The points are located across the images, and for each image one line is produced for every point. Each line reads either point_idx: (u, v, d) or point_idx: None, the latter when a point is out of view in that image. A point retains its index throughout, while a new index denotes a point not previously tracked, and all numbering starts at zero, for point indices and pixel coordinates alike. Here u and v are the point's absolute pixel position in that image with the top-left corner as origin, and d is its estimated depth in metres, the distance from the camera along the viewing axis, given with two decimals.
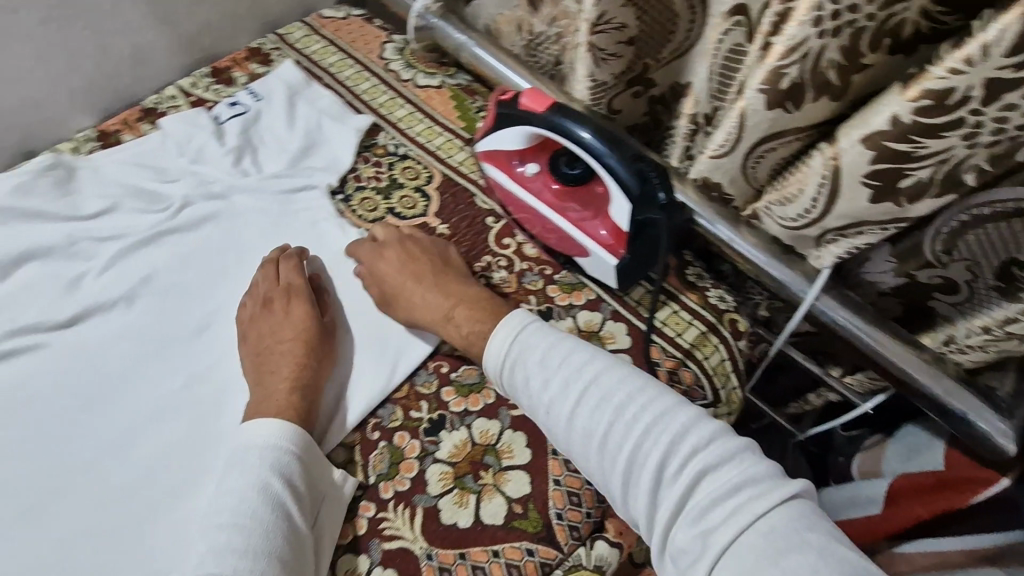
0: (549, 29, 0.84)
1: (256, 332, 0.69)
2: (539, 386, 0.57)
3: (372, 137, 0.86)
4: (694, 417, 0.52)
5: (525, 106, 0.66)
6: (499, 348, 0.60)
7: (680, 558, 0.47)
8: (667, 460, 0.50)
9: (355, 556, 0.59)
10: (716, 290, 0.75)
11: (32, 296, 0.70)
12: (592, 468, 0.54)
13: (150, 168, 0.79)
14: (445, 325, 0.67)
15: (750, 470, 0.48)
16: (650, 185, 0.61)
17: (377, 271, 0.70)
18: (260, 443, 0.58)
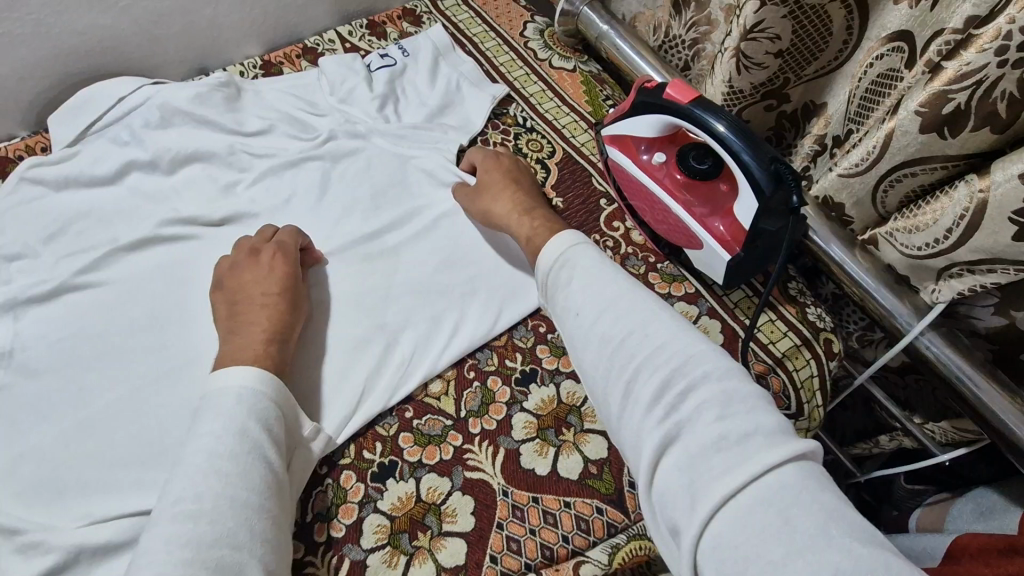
0: (685, 34, 0.88)
1: (236, 284, 0.68)
2: (578, 288, 0.56)
3: (504, 106, 0.91)
4: (705, 352, 0.49)
5: (670, 96, 0.69)
6: (556, 248, 0.60)
7: (668, 500, 0.43)
8: (671, 383, 0.48)
9: (438, 477, 0.62)
10: (815, 308, 0.76)
11: (190, 191, 0.77)
12: (597, 375, 0.53)
13: (304, 100, 0.85)
14: (517, 217, 0.70)
15: (759, 420, 0.44)
16: (785, 186, 0.63)
17: (488, 175, 0.76)
18: (233, 387, 0.55)
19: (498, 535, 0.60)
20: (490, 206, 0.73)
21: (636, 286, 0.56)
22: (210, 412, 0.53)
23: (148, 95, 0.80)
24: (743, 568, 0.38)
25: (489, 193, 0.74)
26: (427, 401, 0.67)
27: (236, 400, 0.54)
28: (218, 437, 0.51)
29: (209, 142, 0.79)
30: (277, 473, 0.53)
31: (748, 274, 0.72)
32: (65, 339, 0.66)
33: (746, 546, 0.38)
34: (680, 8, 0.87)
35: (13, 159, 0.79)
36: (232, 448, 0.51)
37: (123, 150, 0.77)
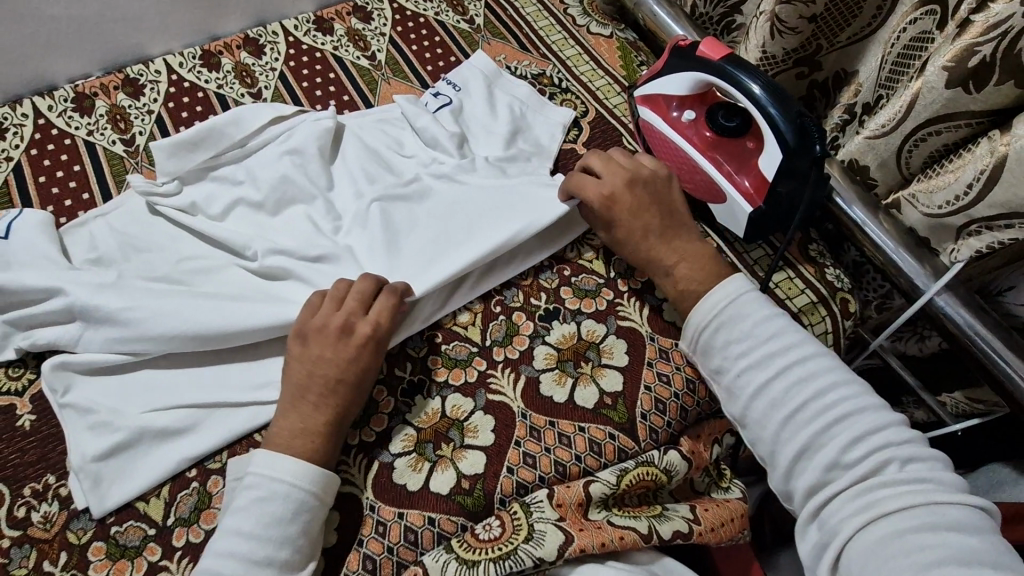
0: (713, 11, 0.93)
1: (317, 349, 0.61)
2: (742, 353, 0.58)
3: (541, 67, 0.95)
4: (877, 412, 0.54)
5: (702, 54, 0.73)
6: (712, 307, 0.61)
7: (829, 520, 0.51)
8: (854, 445, 0.52)
9: (462, 397, 0.67)
10: (834, 269, 0.78)
11: (290, 232, 0.73)
12: (763, 433, 0.57)
13: (393, 140, 0.82)
14: (664, 280, 0.67)
15: (929, 471, 0.50)
16: (808, 139, 0.66)
17: (623, 222, 0.69)
18: (280, 484, 0.55)
19: (515, 451, 0.64)
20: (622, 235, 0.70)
21: (808, 341, 0.58)
22: (249, 506, 0.54)
23: (275, 138, 0.79)
24: (888, 564, 0.46)
25: (620, 219, 0.69)
26: (455, 329, 0.71)
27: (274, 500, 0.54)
28: (257, 540, 0.53)
29: (302, 176, 0.76)
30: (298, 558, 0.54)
31: (769, 233, 0.74)
32: (140, 327, 0.63)
33: (890, 548, 0.47)
34: None
35: (89, 95, 0.86)
36: (269, 554, 0.53)
37: (235, 188, 0.75)
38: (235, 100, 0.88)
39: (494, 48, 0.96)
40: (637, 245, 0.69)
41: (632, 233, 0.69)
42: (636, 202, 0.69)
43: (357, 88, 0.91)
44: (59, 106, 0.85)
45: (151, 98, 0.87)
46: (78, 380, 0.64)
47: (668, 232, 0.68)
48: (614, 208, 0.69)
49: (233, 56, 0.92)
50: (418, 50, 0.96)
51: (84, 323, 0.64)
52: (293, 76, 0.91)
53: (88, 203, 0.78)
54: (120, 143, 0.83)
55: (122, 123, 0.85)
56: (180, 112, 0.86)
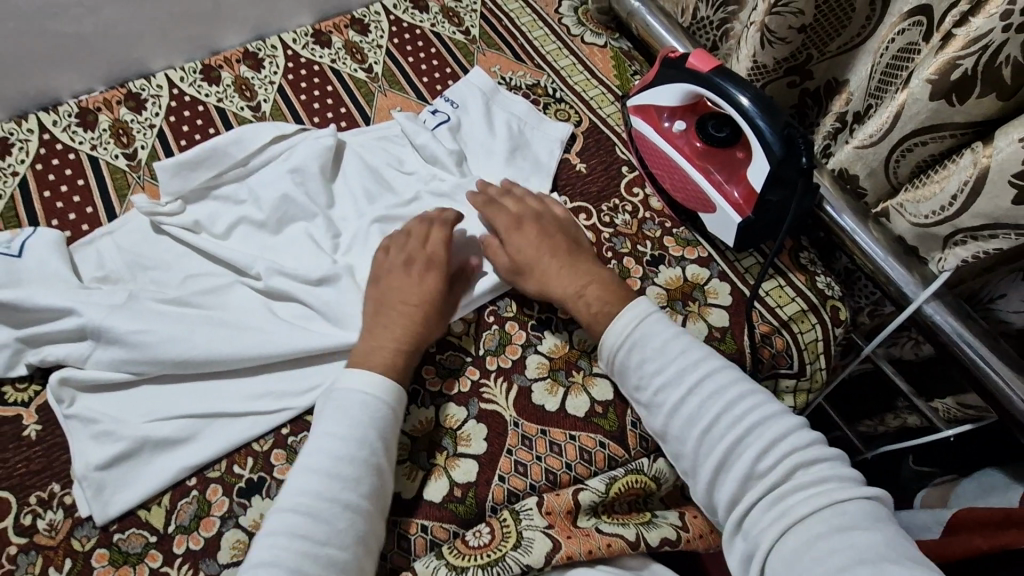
0: (713, 14, 0.93)
1: (387, 284, 0.69)
2: (654, 370, 0.60)
3: (535, 77, 0.96)
4: (781, 418, 0.56)
5: (691, 65, 0.74)
6: (622, 328, 0.63)
7: (752, 534, 0.52)
8: (764, 455, 0.54)
9: (455, 406, 0.68)
10: (825, 277, 0.79)
11: (293, 249, 0.76)
12: (684, 450, 0.58)
13: (393, 156, 0.85)
14: (576, 301, 0.68)
15: (831, 471, 0.53)
16: (796, 150, 0.68)
17: (521, 250, 0.71)
18: (359, 395, 0.60)
19: (507, 459, 0.65)
20: (526, 259, 0.71)
21: (713, 355, 0.61)
22: (334, 417, 0.59)
23: (276, 156, 0.81)
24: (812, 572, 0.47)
25: (523, 245, 0.71)
26: (449, 338, 0.73)
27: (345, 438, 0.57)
28: (331, 462, 0.56)
29: (303, 196, 0.79)
30: (366, 506, 0.56)
31: (758, 241, 0.75)
32: (149, 345, 0.65)
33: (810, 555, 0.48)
34: None
35: (93, 110, 0.88)
36: (351, 472, 0.56)
37: (238, 207, 0.78)
38: (235, 114, 0.90)
39: (488, 59, 0.98)
40: (547, 267, 0.70)
41: (541, 264, 0.71)
42: (542, 227, 0.72)
43: (353, 100, 0.93)
44: (63, 121, 0.87)
45: (152, 112, 0.89)
46: (83, 391, 0.66)
47: (573, 257, 0.71)
48: (519, 227, 0.73)
49: (233, 70, 0.94)
50: (414, 62, 0.97)
51: (95, 342, 0.66)
52: (291, 89, 0.93)
53: (91, 216, 0.80)
54: (123, 157, 0.85)
55: (124, 138, 0.87)
56: (181, 126, 0.88)
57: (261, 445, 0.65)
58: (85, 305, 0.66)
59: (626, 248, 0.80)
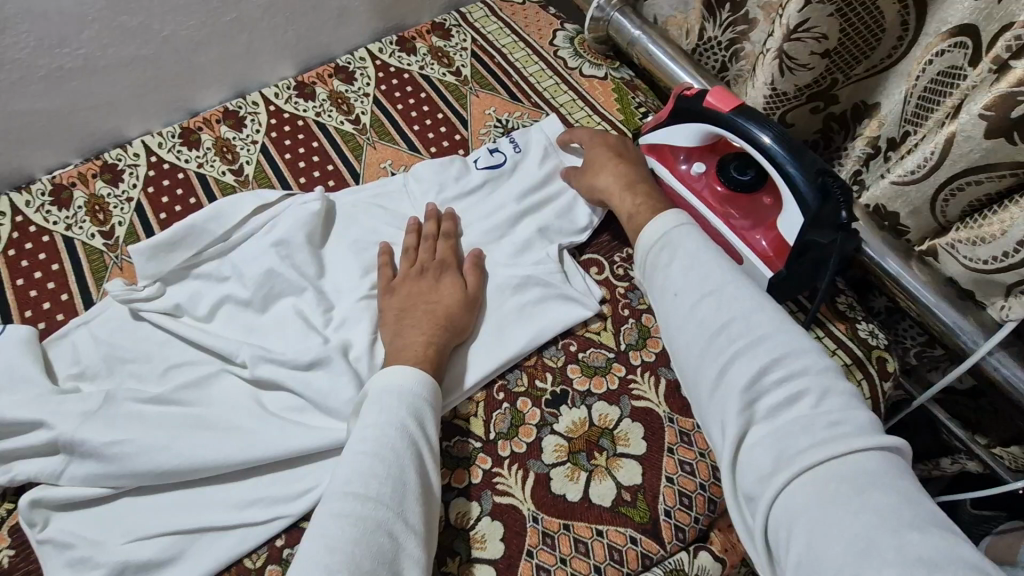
0: (722, 35, 0.85)
1: (406, 290, 0.69)
2: (679, 271, 0.57)
3: (534, 117, 0.90)
4: (807, 346, 0.50)
5: (710, 105, 0.66)
6: (655, 233, 0.61)
7: (753, 468, 0.46)
8: (774, 371, 0.49)
9: (466, 501, 0.61)
10: (867, 324, 0.71)
11: (281, 330, 0.70)
12: (690, 358, 0.54)
13: (385, 216, 0.79)
14: (621, 204, 0.70)
15: (850, 412, 0.46)
16: (833, 202, 0.60)
17: (594, 156, 0.75)
18: (397, 388, 0.58)
19: (528, 563, 0.58)
20: (595, 165, 0.74)
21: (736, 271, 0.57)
22: (371, 421, 0.55)
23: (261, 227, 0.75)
24: (817, 527, 0.40)
25: (596, 148, 0.75)
26: (456, 422, 0.66)
27: (381, 441, 0.54)
28: (349, 487, 0.51)
29: (289, 269, 0.72)
30: (387, 545, 0.49)
31: (792, 293, 0.68)
32: (127, 457, 0.59)
33: (817, 511, 0.41)
34: (714, 10, 0.84)
35: (67, 187, 0.83)
36: (373, 496, 0.50)
37: (221, 285, 0.72)
38: (216, 180, 0.85)
39: (482, 101, 0.92)
40: (604, 172, 0.73)
41: (600, 161, 0.74)
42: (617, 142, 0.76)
43: (341, 155, 0.87)
44: (36, 201, 0.82)
45: (130, 184, 0.84)
46: (58, 510, 0.60)
47: (634, 168, 0.72)
48: (595, 138, 0.76)
49: (213, 131, 0.88)
50: (404, 109, 0.91)
51: (68, 456, 0.60)
52: (275, 148, 0.87)
53: (66, 304, 0.75)
54: (99, 236, 0.80)
55: (100, 214, 0.81)
56: (160, 197, 0.83)
57: (254, 560, 0.59)
58: (58, 416, 0.61)
59: (643, 304, 0.73)
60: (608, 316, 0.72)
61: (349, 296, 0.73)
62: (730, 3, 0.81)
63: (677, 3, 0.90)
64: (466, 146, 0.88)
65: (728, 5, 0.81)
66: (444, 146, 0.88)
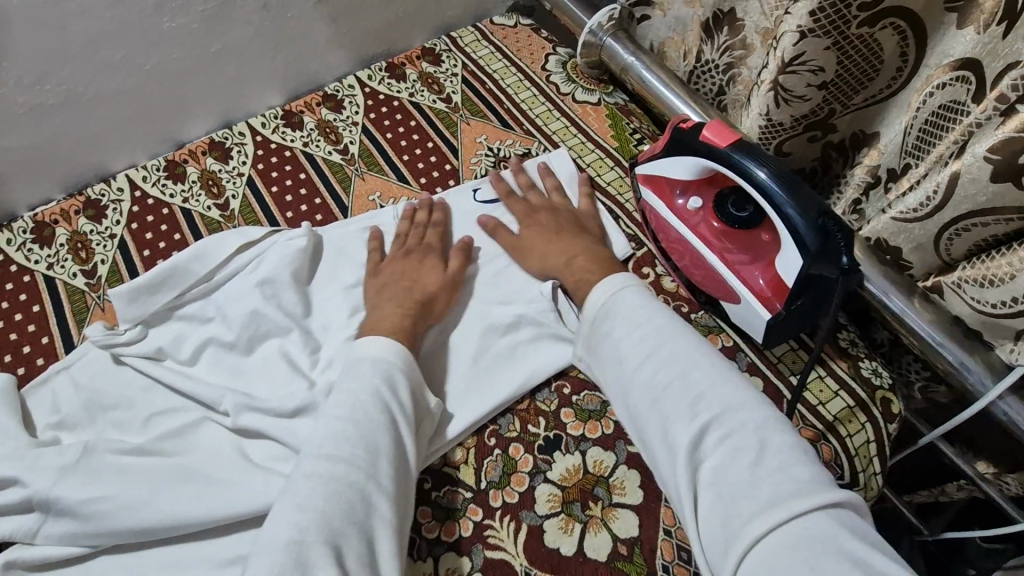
0: (719, 58, 0.83)
1: (388, 270, 0.71)
2: (621, 335, 0.58)
3: (525, 145, 0.88)
4: (749, 405, 0.51)
5: (706, 139, 0.64)
6: (600, 297, 0.61)
7: (707, 531, 0.46)
8: (717, 434, 0.49)
9: (457, 556, 0.59)
10: (870, 362, 0.69)
11: (265, 374, 0.68)
12: (640, 422, 0.55)
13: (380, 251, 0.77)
14: (565, 271, 0.69)
15: (796, 469, 0.46)
16: (834, 243, 0.57)
17: (518, 235, 0.73)
18: (372, 354, 0.59)
19: None
20: (524, 240, 0.73)
21: (682, 330, 0.57)
22: (343, 387, 0.56)
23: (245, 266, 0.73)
24: None
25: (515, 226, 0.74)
26: (446, 470, 0.64)
27: (353, 405, 0.54)
28: (323, 447, 0.51)
29: (274, 310, 0.70)
30: (355, 505, 0.48)
31: (793, 333, 0.65)
32: (104, 515, 0.57)
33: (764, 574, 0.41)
34: (713, 32, 0.82)
35: (50, 224, 0.82)
36: (340, 455, 0.50)
37: (204, 327, 0.71)
38: (201, 214, 0.83)
39: (473, 129, 0.90)
40: (542, 244, 0.72)
41: (534, 240, 0.72)
42: (552, 216, 0.74)
43: (329, 188, 0.85)
44: (18, 239, 0.80)
45: (113, 220, 0.82)
46: (33, 571, 0.58)
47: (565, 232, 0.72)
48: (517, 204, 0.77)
49: (199, 163, 0.87)
50: (393, 138, 0.89)
51: (44, 514, 0.58)
52: (261, 180, 0.86)
53: (46, 348, 0.73)
54: (81, 275, 0.78)
55: (83, 252, 0.80)
56: (144, 233, 0.81)
57: None
58: (33, 472, 0.59)
59: None
60: None
61: (337, 336, 0.71)
62: (728, 25, 0.79)
63: (675, 24, 0.87)
64: (457, 176, 0.86)
65: (727, 27, 0.79)
66: (434, 176, 0.86)
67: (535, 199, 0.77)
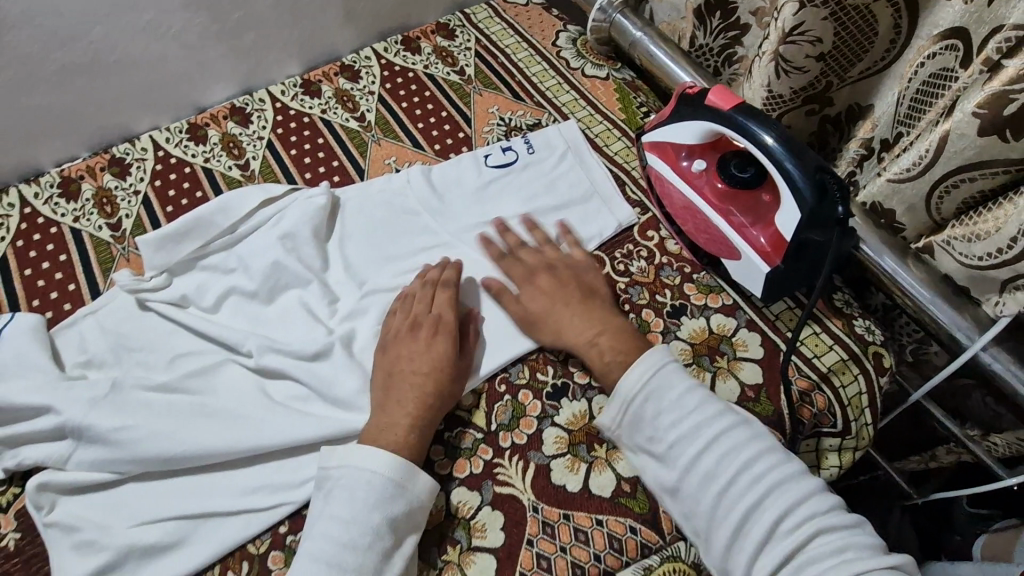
0: (713, 42, 0.86)
1: (394, 353, 0.65)
2: (670, 423, 0.56)
3: (536, 116, 0.91)
4: (807, 483, 0.53)
5: (711, 103, 0.68)
6: (638, 377, 0.59)
7: None
8: (785, 516, 0.51)
9: (468, 491, 0.62)
10: (863, 321, 0.72)
11: (286, 321, 0.71)
12: (694, 505, 0.54)
13: (396, 209, 0.80)
14: (588, 351, 0.66)
15: (861, 540, 0.50)
16: (831, 198, 0.61)
17: (529, 307, 0.69)
18: (372, 465, 0.56)
19: (528, 552, 0.59)
20: (537, 311, 0.69)
21: (726, 408, 0.57)
22: (345, 496, 0.55)
23: (266, 221, 0.76)
24: None
25: (529, 297, 0.70)
26: (458, 413, 0.67)
27: (369, 483, 0.55)
28: (336, 550, 0.53)
29: (294, 262, 0.73)
30: None
31: (790, 290, 0.69)
32: (133, 443, 0.60)
33: None
34: (704, 19, 0.84)
35: (76, 179, 0.84)
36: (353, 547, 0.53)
37: (226, 277, 0.73)
38: (222, 174, 0.86)
39: (485, 100, 0.93)
40: (557, 322, 0.68)
41: (553, 309, 0.68)
42: (556, 278, 0.71)
43: (346, 152, 0.88)
44: (45, 192, 0.83)
45: (137, 177, 0.85)
46: (65, 494, 0.61)
47: (589, 300, 0.69)
48: (525, 280, 0.71)
49: (220, 127, 0.90)
50: (408, 107, 0.93)
51: (76, 441, 0.61)
52: (281, 144, 0.89)
53: (73, 294, 0.75)
54: (106, 228, 0.81)
55: (108, 207, 0.82)
56: (167, 190, 0.84)
57: (257, 546, 0.60)
58: (65, 401, 0.62)
59: (644, 299, 0.74)
60: None
61: (354, 288, 0.74)
62: (720, 11, 0.82)
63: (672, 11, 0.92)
64: (469, 143, 0.89)
65: (718, 12, 0.82)
66: (447, 143, 0.89)
67: (532, 257, 0.73)
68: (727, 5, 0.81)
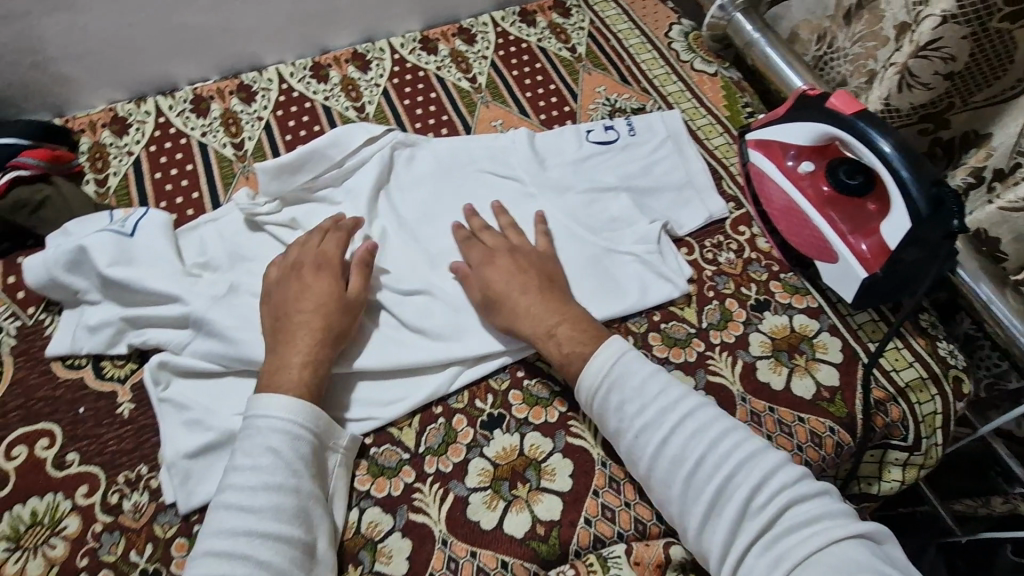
0: (851, 47, 0.86)
1: (279, 298, 0.66)
2: (633, 411, 0.58)
3: (641, 102, 0.93)
4: (774, 459, 0.54)
5: (832, 106, 0.69)
6: (600, 366, 0.61)
7: None
8: (753, 492, 0.52)
9: (541, 436, 0.66)
10: (947, 343, 0.73)
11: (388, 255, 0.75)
12: (667, 489, 0.56)
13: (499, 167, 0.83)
14: (546, 342, 0.65)
15: (829, 508, 0.51)
16: (945, 212, 0.62)
17: (492, 288, 0.68)
18: (265, 417, 0.57)
19: (593, 501, 0.62)
20: (498, 293, 0.68)
21: (689, 394, 0.59)
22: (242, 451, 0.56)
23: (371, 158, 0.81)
24: None
25: (494, 280, 0.69)
26: (539, 364, 0.70)
27: (270, 430, 0.57)
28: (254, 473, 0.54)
29: None
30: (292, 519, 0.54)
31: (880, 301, 0.70)
32: (245, 339, 0.65)
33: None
34: (851, 18, 0.85)
35: (207, 98, 0.91)
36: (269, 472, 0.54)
37: (334, 208, 0.78)
38: (339, 113, 0.91)
39: (593, 79, 0.96)
40: (517, 307, 0.67)
41: (513, 303, 0.67)
42: (517, 262, 0.70)
43: (456, 109, 0.92)
44: (179, 105, 0.90)
45: (261, 105, 0.91)
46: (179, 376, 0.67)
47: (547, 292, 0.68)
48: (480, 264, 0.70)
49: (341, 69, 0.95)
50: (518, 76, 0.96)
51: (195, 331, 0.67)
52: (396, 93, 0.93)
53: (197, 202, 0.82)
54: (230, 146, 0.86)
55: (233, 127, 0.88)
56: (288, 120, 0.89)
57: None
58: (191, 293, 0.68)
59: (729, 289, 0.76)
60: (694, 293, 0.75)
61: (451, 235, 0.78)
62: (868, 15, 0.81)
63: (814, 8, 0.91)
64: (574, 118, 0.92)
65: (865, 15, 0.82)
66: (553, 115, 0.92)
67: (495, 242, 0.73)
68: (877, 12, 0.80)
